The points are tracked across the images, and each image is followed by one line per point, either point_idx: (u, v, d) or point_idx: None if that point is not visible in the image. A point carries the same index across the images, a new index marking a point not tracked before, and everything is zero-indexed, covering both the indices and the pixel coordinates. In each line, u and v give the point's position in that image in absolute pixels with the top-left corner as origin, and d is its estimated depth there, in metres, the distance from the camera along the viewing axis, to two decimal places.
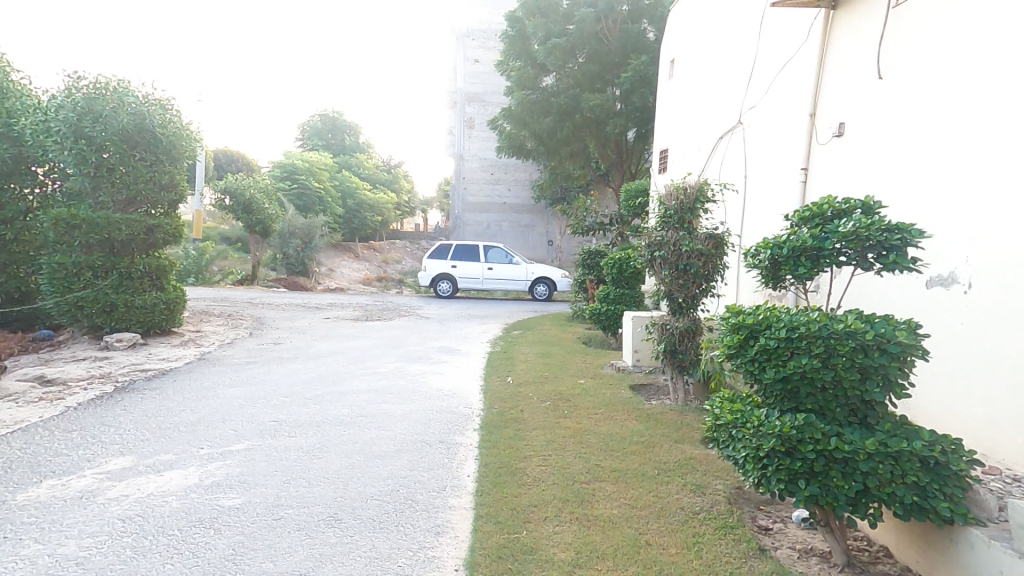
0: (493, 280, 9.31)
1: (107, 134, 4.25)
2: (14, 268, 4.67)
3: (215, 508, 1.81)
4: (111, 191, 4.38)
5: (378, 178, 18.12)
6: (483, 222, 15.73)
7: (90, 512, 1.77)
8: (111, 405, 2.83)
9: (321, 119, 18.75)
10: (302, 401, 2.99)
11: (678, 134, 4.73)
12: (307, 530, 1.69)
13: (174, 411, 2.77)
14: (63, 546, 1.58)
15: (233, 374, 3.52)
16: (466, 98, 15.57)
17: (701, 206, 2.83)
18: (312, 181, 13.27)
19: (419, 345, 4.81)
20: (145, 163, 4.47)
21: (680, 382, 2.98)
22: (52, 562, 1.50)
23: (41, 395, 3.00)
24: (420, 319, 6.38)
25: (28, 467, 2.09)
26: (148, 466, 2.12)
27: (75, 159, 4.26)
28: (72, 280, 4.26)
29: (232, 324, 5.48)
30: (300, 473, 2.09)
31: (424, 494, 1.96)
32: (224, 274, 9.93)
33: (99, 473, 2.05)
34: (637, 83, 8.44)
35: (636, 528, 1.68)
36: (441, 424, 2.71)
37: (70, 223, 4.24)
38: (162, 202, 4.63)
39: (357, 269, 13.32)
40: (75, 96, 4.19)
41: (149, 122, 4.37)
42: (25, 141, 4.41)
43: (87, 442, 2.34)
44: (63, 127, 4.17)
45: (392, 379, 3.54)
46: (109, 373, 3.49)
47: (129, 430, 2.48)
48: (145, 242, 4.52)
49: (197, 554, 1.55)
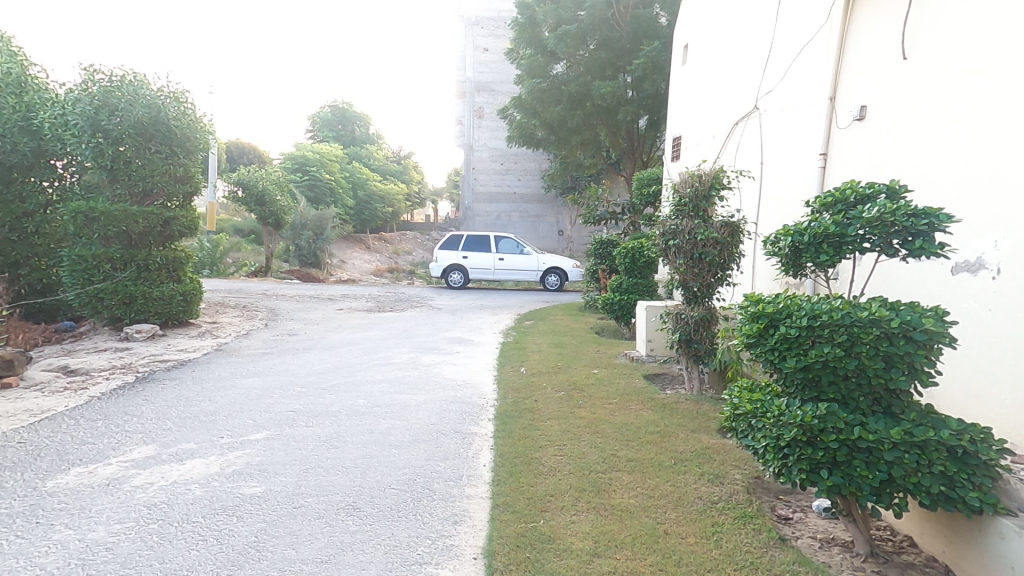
0: (504, 270, 9.31)
1: (123, 127, 4.28)
2: (35, 260, 4.75)
3: (238, 496, 1.84)
4: (128, 183, 4.43)
5: (387, 169, 18.13)
6: (493, 212, 15.70)
7: (117, 499, 1.81)
8: (133, 395, 2.88)
9: (331, 110, 18.80)
10: (318, 391, 3.02)
11: (692, 121, 4.68)
12: (327, 518, 1.71)
13: (194, 401, 2.81)
14: (93, 532, 1.61)
15: (250, 365, 3.56)
16: (476, 88, 15.52)
17: (716, 194, 2.79)
18: (323, 173, 13.33)
19: (432, 335, 4.83)
20: (160, 156, 4.51)
21: (695, 371, 2.97)
22: (83, 547, 1.53)
23: (66, 385, 3.07)
24: (432, 310, 6.41)
25: (56, 455, 2.14)
26: (171, 455, 2.15)
27: (93, 153, 4.28)
28: (92, 273, 4.30)
29: (247, 315, 5.54)
30: (318, 462, 2.12)
31: (440, 483, 1.97)
32: (238, 266, 10.02)
33: (124, 461, 2.09)
34: (649, 70, 8.33)
35: (654, 518, 1.68)
36: (456, 413, 2.73)
37: (89, 216, 4.29)
38: (177, 194, 4.67)
39: (369, 261, 13.38)
40: (92, 90, 4.22)
41: (164, 115, 4.41)
42: (43, 135, 4.42)
43: (111, 431, 2.38)
44: (80, 120, 4.18)
45: (406, 369, 3.57)
46: (130, 363, 3.54)
47: (151, 420, 2.53)
48: (161, 234, 4.57)
49: (221, 541, 1.57)
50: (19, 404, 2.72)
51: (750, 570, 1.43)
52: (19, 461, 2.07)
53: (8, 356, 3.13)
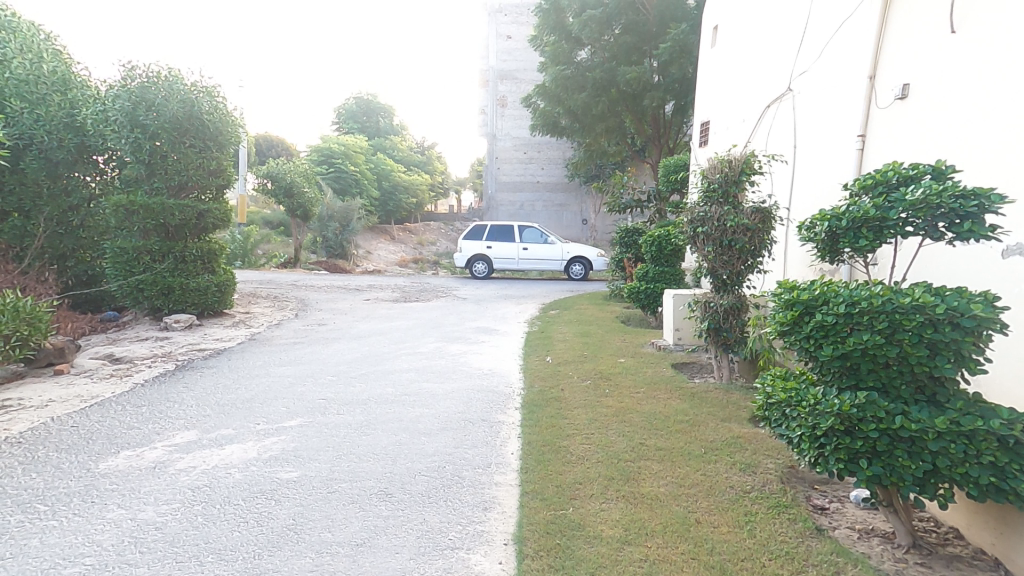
0: (528, 260, 9.30)
1: (160, 122, 4.41)
2: (81, 253, 4.92)
3: (275, 481, 1.89)
4: (165, 177, 4.55)
5: (411, 160, 18.22)
6: (516, 202, 15.65)
7: (163, 481, 1.88)
8: (174, 382, 2.99)
9: (357, 102, 18.99)
10: (349, 380, 3.08)
11: (720, 105, 4.57)
12: (360, 503, 1.75)
13: (231, 388, 2.90)
14: (143, 512, 1.68)
15: (283, 354, 3.65)
16: (499, 76, 15.47)
17: (747, 179, 2.73)
18: (349, 165, 13.48)
19: (457, 324, 4.87)
20: (194, 150, 4.62)
21: (725, 359, 2.92)
22: (135, 526, 1.60)
23: (112, 372, 3.19)
24: (456, 300, 6.45)
25: (106, 438, 2.23)
26: (211, 440, 2.22)
27: (132, 148, 4.43)
28: (132, 264, 4.46)
29: (279, 305, 5.67)
30: (350, 449, 2.16)
31: (469, 471, 1.99)
32: (268, 257, 10.23)
33: (168, 446, 2.17)
34: (676, 54, 8.15)
35: (684, 507, 1.67)
36: (483, 403, 2.74)
37: (130, 209, 4.43)
38: (210, 187, 4.77)
39: (394, 251, 13.52)
40: (130, 86, 4.36)
41: (197, 109, 4.52)
42: (86, 131, 4.59)
43: (155, 417, 2.47)
44: (120, 116, 4.35)
45: (432, 358, 3.60)
46: (170, 352, 3.66)
47: (191, 407, 2.61)
48: (197, 227, 4.69)
49: (261, 523, 1.62)
50: (70, 390, 2.85)
51: (786, 560, 1.42)
52: (72, 444, 2.17)
53: (59, 344, 3.30)
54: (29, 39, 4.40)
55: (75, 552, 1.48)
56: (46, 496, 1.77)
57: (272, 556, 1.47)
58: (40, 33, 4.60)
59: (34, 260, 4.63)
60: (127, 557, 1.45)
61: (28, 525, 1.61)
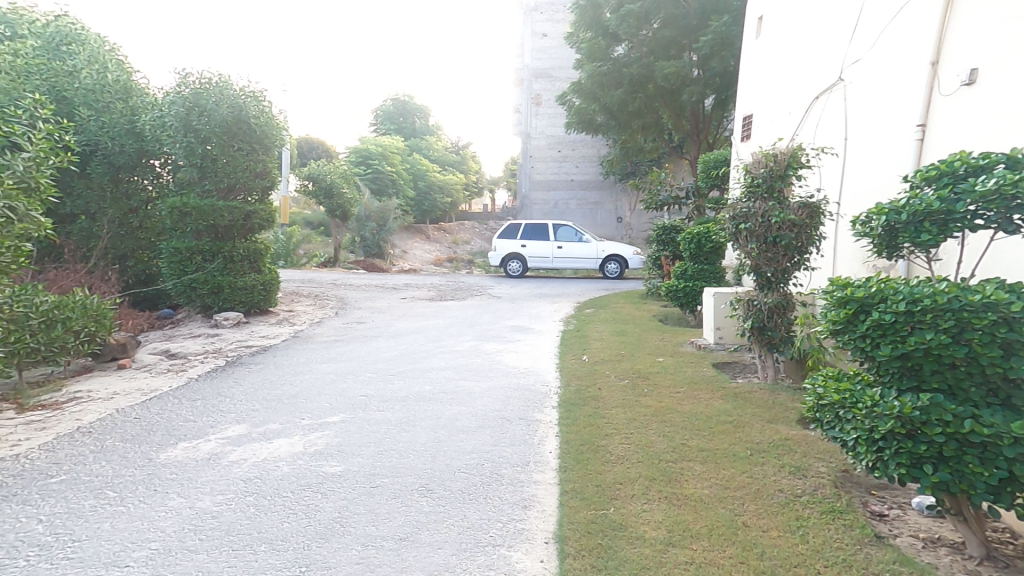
0: (563, 258, 9.26)
1: (211, 126, 4.59)
2: (139, 254, 5.13)
3: (321, 474, 1.94)
4: (215, 180, 4.72)
5: (446, 160, 18.40)
6: (550, 200, 15.59)
7: (218, 472, 1.95)
8: (225, 378, 3.10)
9: (394, 103, 19.27)
10: (388, 377, 3.13)
11: (765, 98, 4.45)
12: (402, 498, 1.77)
13: (277, 384, 2.99)
14: (201, 501, 1.75)
15: (325, 351, 3.74)
16: (534, 75, 15.46)
17: (794, 174, 2.65)
18: (386, 166, 13.71)
19: (492, 323, 4.89)
20: (242, 152, 4.78)
21: (770, 359, 2.84)
22: (194, 514, 1.67)
23: (169, 367, 3.34)
24: (491, 298, 6.47)
25: (165, 430, 2.33)
26: (260, 434, 2.30)
27: (185, 152, 4.62)
28: (185, 263, 4.64)
29: (319, 304, 5.81)
30: (391, 445, 2.20)
31: (508, 468, 1.99)
32: (309, 256, 10.51)
33: (221, 438, 2.25)
34: (717, 47, 7.96)
35: (731, 509, 1.63)
36: (519, 401, 2.74)
37: (183, 211, 4.63)
38: (256, 189, 4.91)
39: (429, 250, 13.68)
40: (185, 92, 4.56)
41: (245, 113, 4.68)
42: (145, 136, 4.82)
43: (209, 411, 2.57)
44: (176, 121, 4.56)
45: (469, 356, 3.63)
46: (221, 348, 3.80)
47: (242, 401, 2.70)
48: (244, 228, 4.84)
49: (308, 515, 1.67)
50: (132, 384, 3.00)
51: (841, 568, 1.37)
52: (135, 435, 2.28)
53: (122, 340, 3.52)
54: (95, 49, 4.65)
55: (141, 537, 1.55)
56: (115, 483, 1.87)
57: (320, 548, 1.50)
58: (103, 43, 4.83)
59: (99, 260, 4.91)
60: (187, 543, 1.52)
61: (100, 509, 1.70)
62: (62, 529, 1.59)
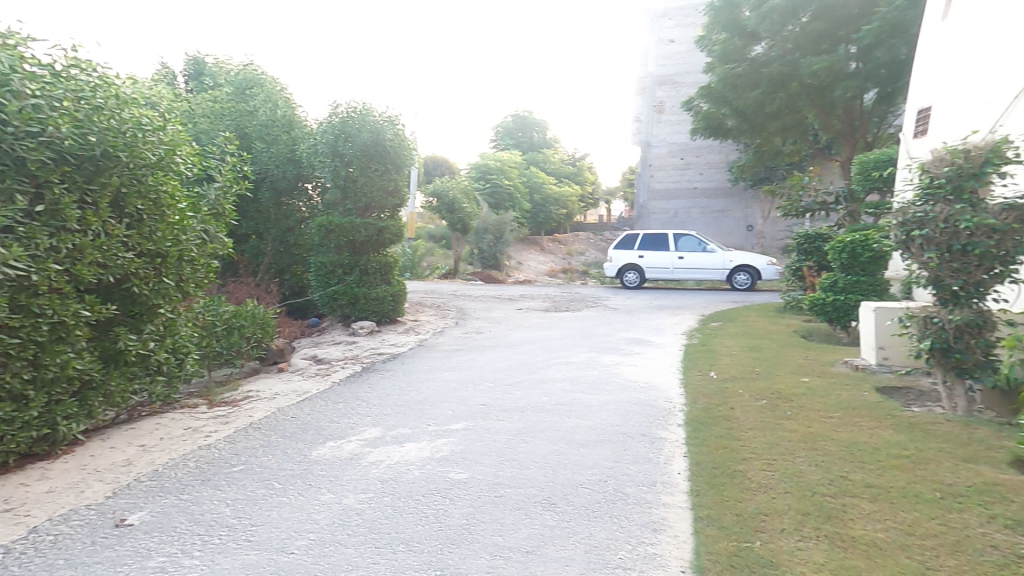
0: (684, 270, 8.86)
1: (354, 150, 5.07)
2: (296, 269, 5.76)
3: (447, 480, 2.01)
4: (355, 200, 5.17)
5: (563, 172, 18.57)
6: (670, 210, 15.07)
7: (359, 472, 2.10)
8: (361, 382, 3.36)
9: (513, 119, 19.80)
10: (506, 387, 3.18)
11: (947, 89, 3.99)
12: (527, 510, 1.78)
13: (405, 390, 3.17)
14: (347, 498, 1.90)
15: (446, 360, 3.90)
16: (657, 82, 15.13)
17: (994, 171, 2.30)
18: (503, 180, 14.14)
19: (609, 335, 4.80)
20: (378, 173, 5.19)
21: (959, 386, 2.49)
22: (341, 511, 1.81)
23: (316, 371, 3.71)
24: (608, 310, 6.37)
25: (315, 430, 2.58)
26: (392, 437, 2.44)
27: (332, 174, 5.13)
28: (329, 276, 5.15)
29: (441, 314, 6.11)
30: (512, 455, 2.22)
31: (634, 487, 1.92)
32: (431, 268, 11.11)
33: (360, 440, 2.43)
34: (885, 34, 7.33)
35: (912, 560, 1.42)
36: (641, 417, 2.64)
37: (328, 228, 5.12)
38: (387, 206, 5.27)
39: (544, 262, 13.84)
40: (334, 121, 5.09)
41: (383, 137, 5.09)
42: (301, 163, 5.42)
43: (350, 414, 2.79)
44: (326, 147, 5.09)
45: (586, 369, 3.57)
46: (357, 355, 4.14)
47: (376, 405, 2.90)
48: (377, 242, 5.22)
49: (439, 520, 1.73)
50: (288, 386, 3.37)
51: None
52: (292, 434, 2.55)
53: (279, 346, 4.00)
54: (271, 92, 5.51)
55: (300, 527, 1.71)
56: (280, 476, 2.11)
57: (451, 553, 1.55)
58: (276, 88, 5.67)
59: (264, 274, 5.64)
60: (338, 537, 1.65)
61: (269, 499, 1.93)
62: (244, 514, 1.84)
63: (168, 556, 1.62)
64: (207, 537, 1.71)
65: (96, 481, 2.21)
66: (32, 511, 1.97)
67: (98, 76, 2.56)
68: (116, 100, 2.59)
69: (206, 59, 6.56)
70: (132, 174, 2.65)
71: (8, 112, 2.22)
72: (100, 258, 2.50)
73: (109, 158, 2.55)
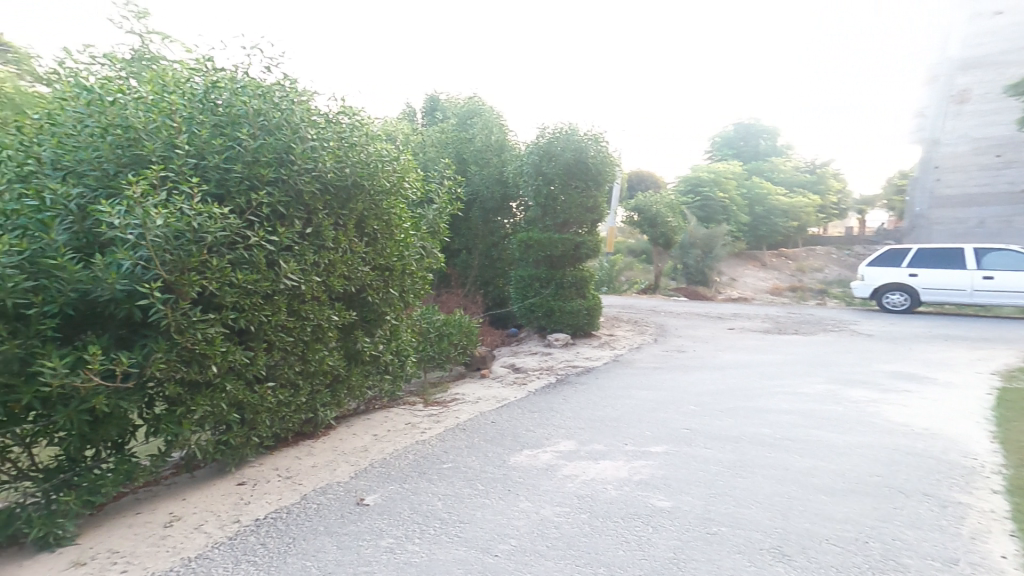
0: (987, 292, 7.29)
1: (556, 169, 5.27)
2: (497, 282, 6.18)
3: (650, 506, 1.92)
4: (555, 217, 5.37)
5: (793, 180, 16.80)
6: (965, 219, 12.52)
7: (554, 483, 2.15)
8: (556, 393, 3.44)
9: (737, 128, 18.83)
10: (716, 413, 2.95)
11: None
12: (749, 556, 1.61)
13: (599, 405, 3.16)
14: (543, 509, 1.95)
15: (643, 378, 3.78)
16: (961, 66, 12.55)
17: None
18: (715, 192, 13.39)
19: (852, 365, 4.16)
20: (578, 190, 5.33)
21: None
22: (539, 521, 1.86)
23: (514, 379, 3.92)
24: (852, 336, 5.52)
25: (512, 437, 2.72)
26: (587, 453, 2.44)
27: (533, 193, 5.40)
28: (527, 289, 5.42)
29: (640, 330, 5.97)
30: (725, 489, 2.04)
31: (911, 559, 1.60)
32: (630, 283, 11.02)
33: (555, 451, 2.49)
34: None
35: None
36: (909, 471, 2.21)
37: (528, 244, 5.39)
38: (587, 222, 5.40)
39: (766, 279, 12.71)
40: (541, 141, 5.36)
41: (584, 155, 5.23)
42: (508, 183, 5.84)
43: (544, 423, 2.87)
44: (530, 166, 5.38)
45: (821, 402, 3.14)
46: (552, 366, 4.27)
47: (569, 418, 2.94)
48: (574, 257, 5.34)
49: (642, 548, 1.66)
50: (490, 391, 3.63)
51: None
52: (492, 438, 2.72)
53: (482, 353, 4.35)
54: (488, 119, 6.08)
55: (502, 532, 1.82)
56: (482, 479, 2.26)
57: None
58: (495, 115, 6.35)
59: (471, 286, 6.19)
60: (538, 548, 1.70)
61: (473, 499, 2.10)
62: (453, 510, 2.03)
63: (392, 539, 1.88)
64: (421, 526, 1.93)
65: (343, 461, 2.72)
66: (303, 481, 2.56)
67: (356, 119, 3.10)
68: (366, 137, 3.11)
69: (440, 96, 7.53)
70: (373, 200, 3.17)
71: (295, 153, 2.74)
72: (346, 271, 3.01)
73: (357, 186, 3.07)
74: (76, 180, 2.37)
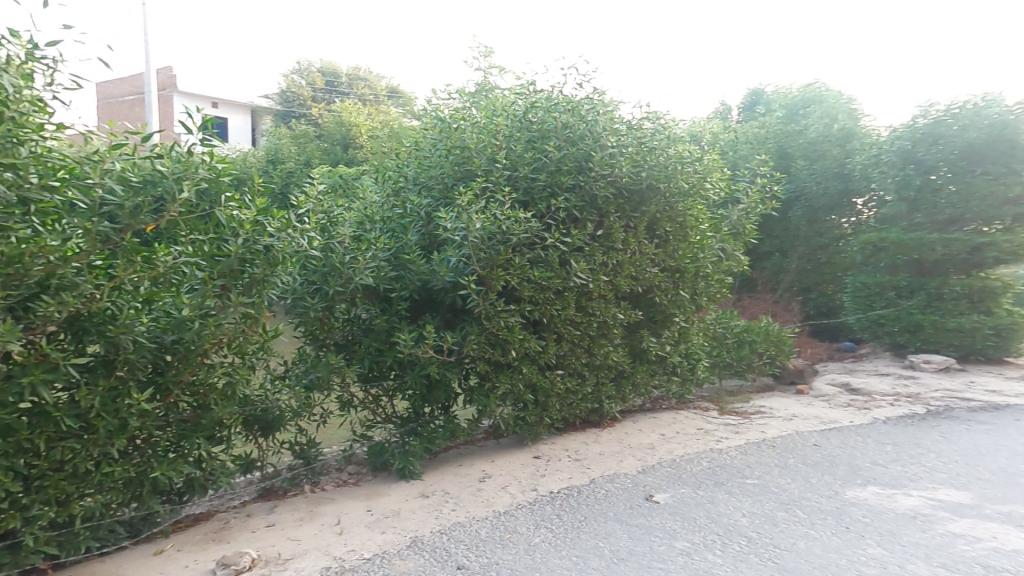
0: None
1: (937, 154, 5.89)
2: (824, 287, 7.30)
3: None
4: (925, 211, 6.02)
5: None
6: None
7: (938, 539, 2.46)
8: (912, 428, 4.00)
9: None
10: None
11: None
12: None
13: (960, 441, 3.70)
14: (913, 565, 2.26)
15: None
16: None
17: None
18: None
19: None
20: (983, 176, 5.70)
21: None
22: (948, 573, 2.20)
23: (852, 402, 4.70)
24: None
25: (848, 468, 3.27)
26: (954, 505, 2.77)
27: (898, 184, 6.17)
28: (876, 299, 6.21)
29: None
30: None
31: None
32: None
33: (924, 498, 2.86)
34: None
35: None
36: None
37: (878, 245, 6.24)
38: (997, 217, 5.72)
39: None
40: (916, 127, 6.06)
41: (1001, 130, 5.57)
42: (852, 174, 6.97)
43: (904, 455, 3.45)
44: (898, 154, 6.16)
45: None
46: (920, 394, 4.84)
47: (942, 458, 3.38)
48: (971, 259, 5.79)
49: None
50: (807, 409, 4.52)
51: None
52: (821, 463, 3.36)
53: (797, 369, 5.36)
54: (828, 109, 7.48)
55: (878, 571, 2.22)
56: (802, 507, 2.78)
57: None
58: (839, 103, 7.58)
59: (786, 293, 7.61)
60: None
61: (788, 525, 2.62)
62: (768, 531, 2.57)
63: (697, 538, 2.54)
64: (726, 541, 2.50)
65: (629, 455, 3.59)
66: (589, 466, 3.46)
67: (658, 124, 3.98)
68: (668, 139, 4.01)
69: (766, 91, 8.83)
70: (667, 203, 3.99)
71: (593, 161, 3.70)
72: (634, 271, 3.84)
73: (649, 189, 3.93)
74: (428, 190, 3.74)
